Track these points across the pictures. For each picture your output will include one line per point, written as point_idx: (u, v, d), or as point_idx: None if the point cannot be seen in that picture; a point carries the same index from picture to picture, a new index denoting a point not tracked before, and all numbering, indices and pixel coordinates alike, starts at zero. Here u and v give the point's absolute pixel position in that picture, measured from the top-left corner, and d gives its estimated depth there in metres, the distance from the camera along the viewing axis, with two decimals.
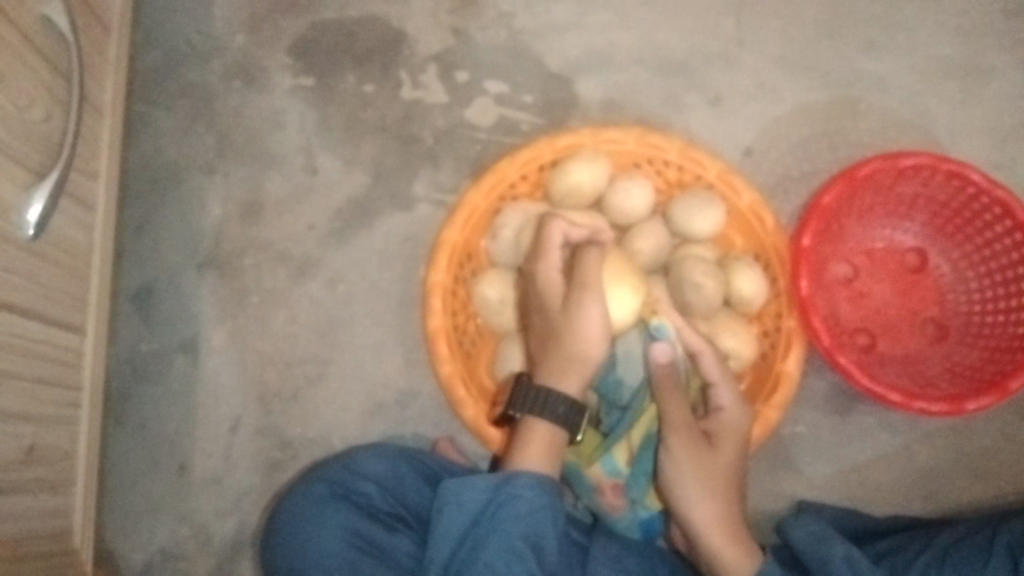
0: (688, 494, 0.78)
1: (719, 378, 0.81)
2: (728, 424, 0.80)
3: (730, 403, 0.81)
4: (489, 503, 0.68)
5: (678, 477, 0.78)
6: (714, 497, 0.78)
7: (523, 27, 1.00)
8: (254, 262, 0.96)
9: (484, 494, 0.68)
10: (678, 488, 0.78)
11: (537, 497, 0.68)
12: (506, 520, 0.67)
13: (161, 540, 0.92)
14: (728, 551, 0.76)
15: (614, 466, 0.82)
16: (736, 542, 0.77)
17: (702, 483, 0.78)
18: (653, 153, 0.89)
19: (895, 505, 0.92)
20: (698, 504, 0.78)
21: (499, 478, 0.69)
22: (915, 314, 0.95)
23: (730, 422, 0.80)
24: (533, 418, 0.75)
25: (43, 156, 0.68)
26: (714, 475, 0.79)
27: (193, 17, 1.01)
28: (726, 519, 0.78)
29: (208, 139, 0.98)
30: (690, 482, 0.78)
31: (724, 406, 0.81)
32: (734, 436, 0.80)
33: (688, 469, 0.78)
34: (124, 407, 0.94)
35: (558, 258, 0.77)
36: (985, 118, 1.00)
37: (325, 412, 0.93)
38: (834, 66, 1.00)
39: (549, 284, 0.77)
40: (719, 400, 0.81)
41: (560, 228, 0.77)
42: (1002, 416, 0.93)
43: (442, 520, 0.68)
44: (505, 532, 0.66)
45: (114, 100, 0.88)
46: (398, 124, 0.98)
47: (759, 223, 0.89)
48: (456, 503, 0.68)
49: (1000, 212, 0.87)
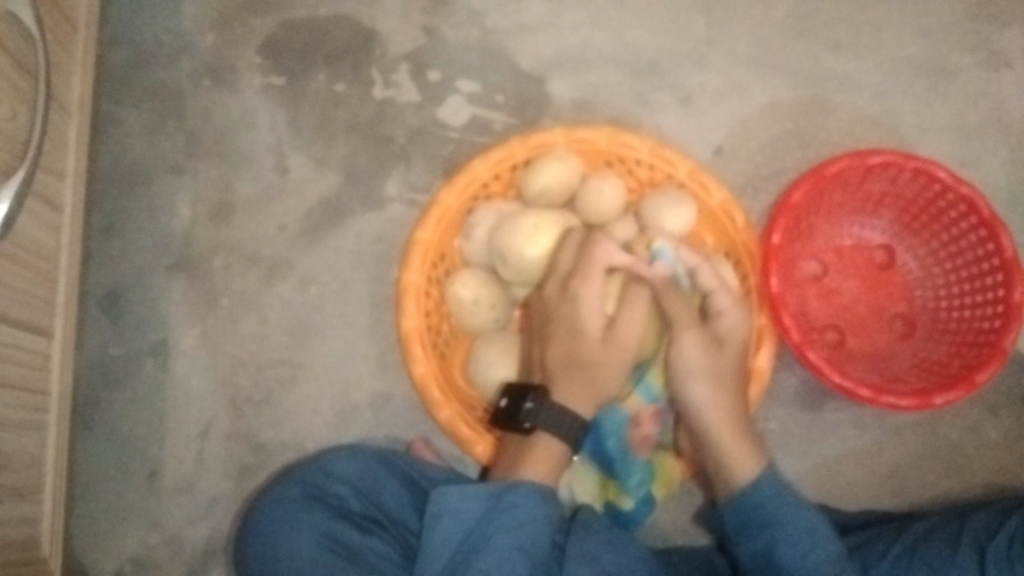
0: (694, 387, 0.80)
1: (716, 286, 0.81)
2: (730, 329, 0.82)
3: (729, 307, 0.82)
4: (488, 511, 0.68)
5: (689, 373, 0.80)
6: (720, 390, 0.80)
7: (494, 27, 1.00)
8: (224, 264, 0.95)
9: (483, 503, 0.68)
10: (688, 384, 0.80)
11: (537, 507, 0.68)
12: (501, 527, 0.67)
13: (131, 547, 0.90)
14: (737, 454, 0.79)
15: (652, 392, 0.86)
16: (747, 443, 0.79)
17: (711, 377, 0.80)
18: (626, 152, 0.90)
19: (866, 500, 0.94)
20: (705, 398, 0.80)
21: (500, 486, 0.69)
22: (883, 310, 0.96)
23: (733, 327, 0.82)
24: (546, 435, 0.75)
25: (8, 155, 0.67)
26: (720, 372, 0.81)
27: (159, 16, 0.99)
28: (732, 417, 0.80)
29: (177, 139, 0.97)
30: (701, 379, 0.80)
31: (724, 312, 0.82)
32: (736, 339, 0.82)
33: (699, 365, 0.80)
34: (92, 414, 0.92)
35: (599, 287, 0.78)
36: (949, 118, 1.02)
37: (298, 414, 0.93)
38: (802, 66, 1.02)
39: (588, 310, 0.78)
40: (718, 305, 0.82)
41: (607, 252, 0.78)
42: (969, 410, 0.95)
43: (438, 528, 0.68)
44: (498, 541, 0.66)
45: (81, 100, 0.86)
46: (370, 124, 0.98)
47: (730, 221, 0.89)
48: (454, 510, 0.68)
49: (965, 209, 0.88)
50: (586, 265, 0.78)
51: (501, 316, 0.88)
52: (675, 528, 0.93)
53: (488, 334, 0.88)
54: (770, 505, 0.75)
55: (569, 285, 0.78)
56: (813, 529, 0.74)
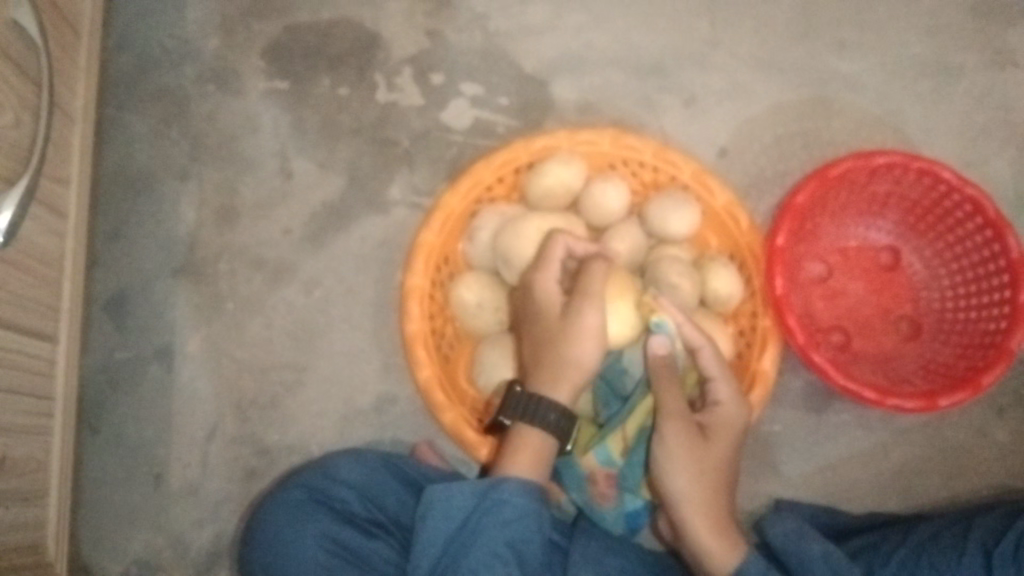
0: (676, 479, 0.75)
1: (717, 372, 0.79)
2: (724, 419, 0.79)
3: (728, 398, 0.79)
4: (476, 506, 0.67)
5: (671, 464, 0.76)
6: (704, 483, 0.76)
7: (498, 29, 1.00)
8: (229, 268, 0.95)
9: (471, 499, 0.67)
10: (669, 475, 0.76)
11: (524, 503, 0.67)
12: (491, 523, 0.66)
13: (137, 550, 0.90)
14: (714, 546, 0.75)
15: (608, 458, 0.80)
16: (724, 535, 0.75)
17: (693, 469, 0.76)
18: (630, 155, 0.90)
19: (872, 502, 0.93)
20: (688, 491, 0.75)
21: (486, 482, 0.68)
22: (889, 312, 0.96)
23: (726, 416, 0.79)
24: (524, 425, 0.73)
25: (11, 162, 0.67)
26: (705, 463, 0.76)
27: (164, 21, 1.00)
28: (714, 510, 0.76)
29: (182, 143, 0.97)
30: (684, 471, 0.75)
31: (722, 402, 0.79)
32: (727, 430, 0.79)
33: (682, 456, 0.76)
34: (98, 417, 0.92)
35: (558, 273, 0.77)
36: (954, 118, 1.02)
37: (303, 418, 0.93)
38: (807, 67, 1.01)
39: (549, 298, 0.76)
40: (716, 396, 0.80)
41: (563, 243, 0.78)
42: (975, 411, 0.94)
43: (428, 525, 0.68)
44: (489, 537, 0.66)
45: (85, 106, 0.87)
46: (373, 127, 0.98)
47: (734, 223, 0.89)
48: (442, 507, 0.68)
49: (971, 209, 0.88)
50: (544, 256, 0.77)
51: (505, 319, 0.88)
52: None
53: (492, 336, 0.88)
54: None
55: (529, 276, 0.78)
56: None
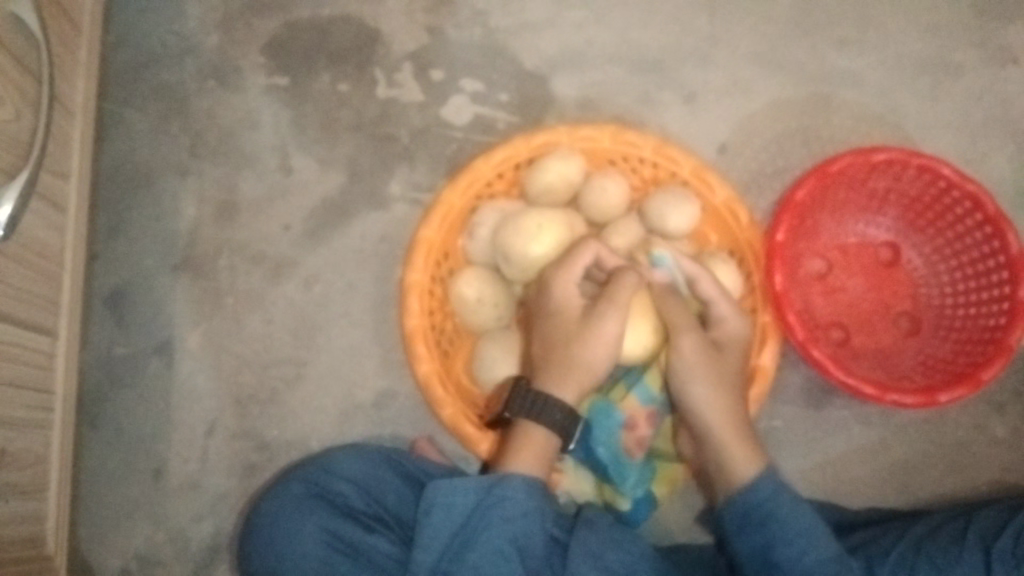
0: (695, 389, 0.78)
1: (717, 297, 0.80)
2: (729, 335, 0.81)
3: (730, 315, 0.81)
4: (480, 502, 0.67)
5: (690, 374, 0.78)
6: (722, 393, 0.77)
7: (498, 26, 1.00)
8: (229, 264, 0.95)
9: (474, 496, 0.67)
10: (690, 386, 0.78)
11: (527, 500, 0.67)
12: (493, 519, 0.66)
13: (137, 545, 0.90)
14: (737, 451, 0.75)
15: (648, 395, 0.84)
16: (745, 442, 0.76)
17: (712, 378, 0.77)
18: (630, 151, 0.90)
19: (871, 497, 0.93)
20: (708, 399, 0.77)
21: (491, 478, 0.68)
22: (888, 308, 0.96)
23: (730, 332, 0.81)
24: (528, 423, 0.73)
25: (11, 155, 0.67)
26: (722, 374, 0.78)
27: (164, 17, 1.00)
28: (733, 416, 0.77)
29: (182, 139, 0.97)
30: (703, 380, 0.77)
31: (724, 320, 0.81)
32: (735, 343, 0.81)
33: (699, 366, 0.77)
34: (98, 413, 0.92)
35: (580, 271, 0.78)
36: (954, 115, 1.02)
37: (302, 413, 0.93)
38: (807, 64, 1.01)
39: (564, 300, 0.77)
40: (718, 313, 0.81)
41: (592, 249, 0.78)
42: (975, 407, 0.95)
43: (430, 521, 0.67)
44: (492, 534, 0.66)
45: (85, 101, 0.87)
46: (373, 124, 0.98)
47: (733, 219, 0.89)
48: (444, 503, 0.67)
49: (971, 206, 0.88)
50: (568, 256, 0.78)
51: (505, 315, 0.88)
52: (680, 525, 0.93)
53: (492, 332, 0.88)
54: (772, 502, 0.71)
55: (549, 272, 0.78)
56: (818, 533, 0.70)
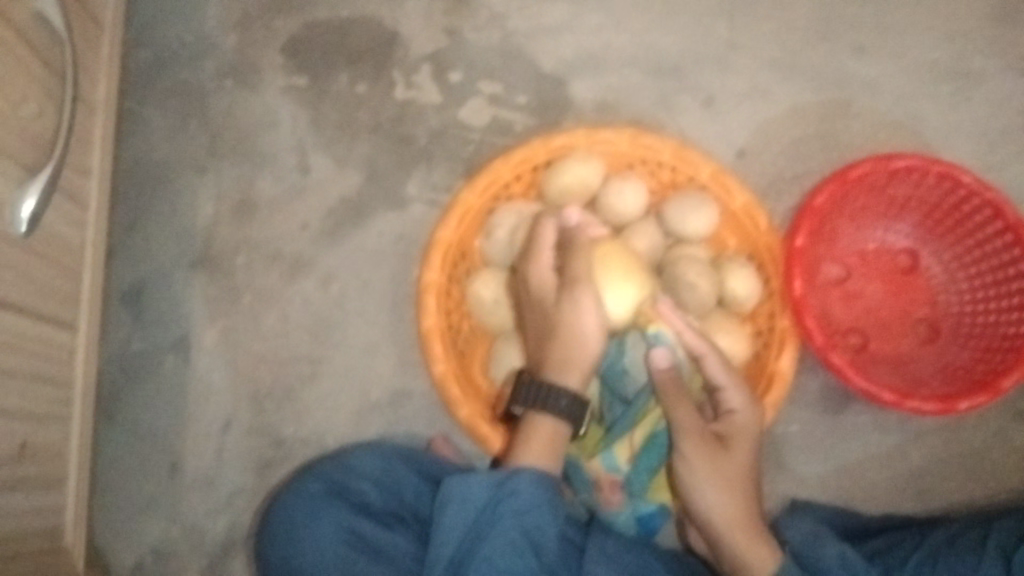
0: (707, 494, 0.77)
1: (726, 380, 0.79)
2: (739, 427, 0.79)
3: (741, 405, 0.80)
4: (494, 498, 0.67)
5: (696, 478, 0.78)
6: (734, 497, 0.78)
7: (516, 29, 1.00)
8: (246, 261, 0.95)
9: (488, 489, 0.67)
10: (696, 490, 0.78)
11: (541, 494, 0.67)
12: (507, 513, 0.66)
13: (153, 538, 0.90)
14: (751, 551, 0.76)
15: (614, 463, 0.82)
16: (761, 543, 0.76)
17: (718, 481, 0.78)
18: (648, 153, 0.90)
19: (889, 505, 0.93)
20: (718, 504, 0.77)
21: (503, 472, 0.68)
22: (906, 315, 0.96)
23: (741, 424, 0.80)
24: (535, 413, 0.74)
25: (36, 153, 0.68)
26: (732, 475, 0.78)
27: (184, 16, 1.00)
28: (746, 519, 0.77)
29: (200, 138, 0.98)
30: (709, 484, 0.77)
31: (734, 409, 0.80)
32: (745, 438, 0.79)
33: (705, 471, 0.78)
34: (114, 409, 0.92)
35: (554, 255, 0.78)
36: (972, 122, 1.01)
37: (318, 412, 0.93)
38: (825, 70, 1.01)
39: (541, 285, 0.78)
40: (729, 403, 0.80)
41: (551, 226, 0.78)
42: (994, 415, 0.94)
43: (446, 515, 0.67)
44: (505, 526, 0.65)
45: (107, 98, 0.87)
46: (392, 124, 0.98)
47: (753, 222, 0.89)
48: (460, 498, 0.67)
49: (991, 213, 0.87)
50: (535, 240, 0.78)
51: None
52: None
53: (509, 333, 0.88)
54: None
55: (524, 265, 0.79)
56: None
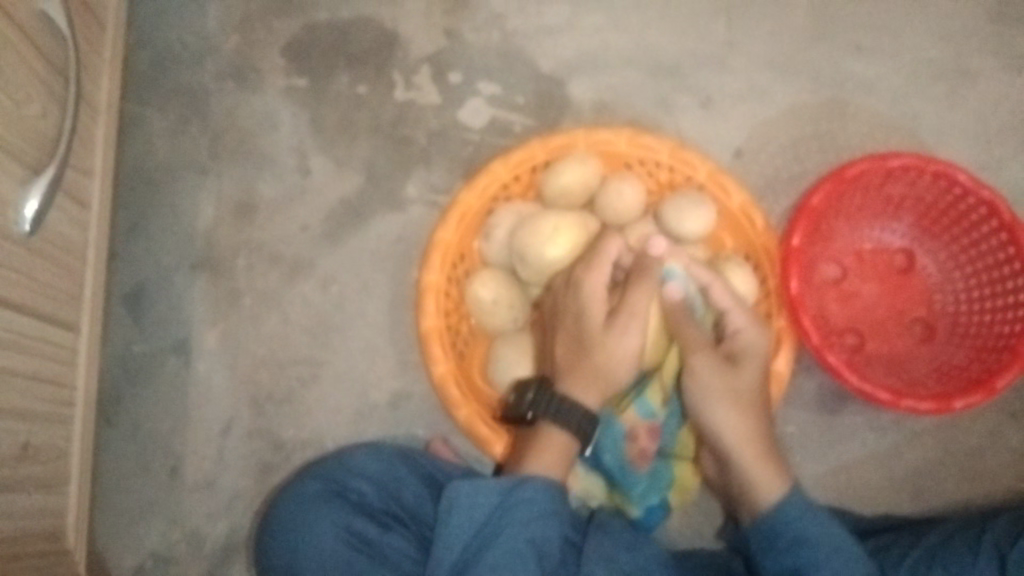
0: (717, 410, 0.78)
1: (731, 306, 0.79)
2: (748, 346, 0.79)
3: (747, 325, 0.79)
4: (501, 505, 0.67)
5: (707, 394, 0.78)
6: (744, 416, 0.78)
7: (515, 30, 1.01)
8: (247, 263, 0.96)
9: (494, 496, 0.68)
10: (707, 407, 0.79)
11: (548, 502, 0.68)
12: (514, 519, 0.67)
13: (153, 542, 0.91)
14: (759, 469, 0.77)
15: (649, 409, 0.85)
16: (768, 460, 0.77)
17: (729, 398, 0.78)
18: (646, 154, 0.90)
19: (885, 504, 0.93)
20: (727, 420, 0.78)
21: (511, 480, 0.69)
22: (903, 314, 0.96)
23: (749, 343, 0.79)
24: (550, 426, 0.73)
25: (40, 153, 0.68)
26: (742, 393, 0.78)
27: (184, 19, 1.01)
28: (756, 437, 0.78)
29: (201, 140, 0.98)
30: (720, 401, 0.78)
31: (740, 329, 0.79)
32: (753, 355, 0.79)
33: (716, 387, 0.78)
34: (116, 410, 0.93)
35: (604, 276, 0.76)
36: (969, 122, 1.02)
37: (318, 413, 0.93)
38: (823, 70, 1.02)
39: (591, 300, 0.75)
40: (734, 323, 0.80)
41: (615, 246, 0.76)
42: (990, 414, 0.95)
43: (451, 521, 0.68)
44: (511, 534, 0.66)
45: (109, 100, 0.87)
46: (391, 126, 0.98)
47: (750, 223, 0.90)
48: (466, 504, 0.68)
49: (986, 212, 0.88)
50: (596, 253, 0.76)
51: (520, 318, 0.88)
52: (693, 531, 0.93)
53: (508, 334, 0.88)
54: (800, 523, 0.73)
55: (576, 272, 0.77)
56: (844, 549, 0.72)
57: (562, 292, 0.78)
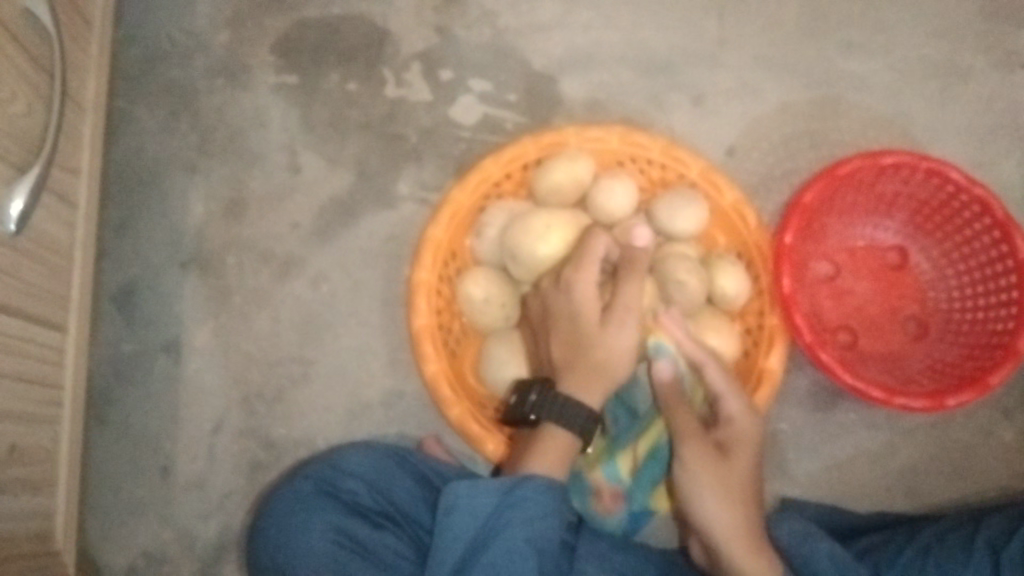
0: (706, 502, 0.75)
1: (726, 389, 0.80)
2: (739, 433, 0.79)
3: (739, 412, 0.79)
4: (501, 505, 0.67)
5: (696, 485, 0.76)
6: (733, 507, 0.75)
7: (507, 27, 1.00)
8: (237, 262, 0.95)
9: (494, 496, 0.67)
10: (696, 498, 0.76)
11: (549, 502, 0.67)
12: (513, 520, 0.66)
13: (144, 542, 0.90)
14: (750, 565, 0.73)
15: (616, 475, 0.86)
16: (759, 555, 0.73)
17: (719, 490, 0.75)
18: (638, 152, 0.90)
19: (878, 501, 0.93)
20: (716, 513, 0.75)
21: (511, 480, 0.68)
22: (896, 311, 0.96)
23: (741, 432, 0.79)
24: (553, 426, 0.73)
25: (25, 151, 0.67)
26: (731, 484, 0.76)
27: (173, 16, 1.00)
28: (746, 528, 0.74)
29: (191, 137, 0.98)
30: (710, 491, 0.76)
31: (734, 416, 0.79)
32: (744, 444, 0.78)
33: (704, 477, 0.76)
34: (105, 410, 0.92)
35: (594, 276, 0.76)
36: (962, 119, 1.02)
37: (309, 412, 0.93)
38: (816, 67, 1.01)
39: (584, 299, 0.75)
40: (727, 409, 0.80)
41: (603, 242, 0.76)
42: (982, 412, 0.95)
43: (452, 521, 0.67)
44: (511, 534, 0.65)
45: (96, 98, 0.87)
46: (382, 123, 0.98)
47: (742, 221, 0.89)
48: (466, 504, 0.67)
49: (979, 210, 0.88)
50: (585, 252, 0.76)
51: (511, 316, 0.88)
52: None
53: (500, 332, 0.88)
54: None
55: (565, 272, 0.76)
56: None
57: (552, 292, 0.78)
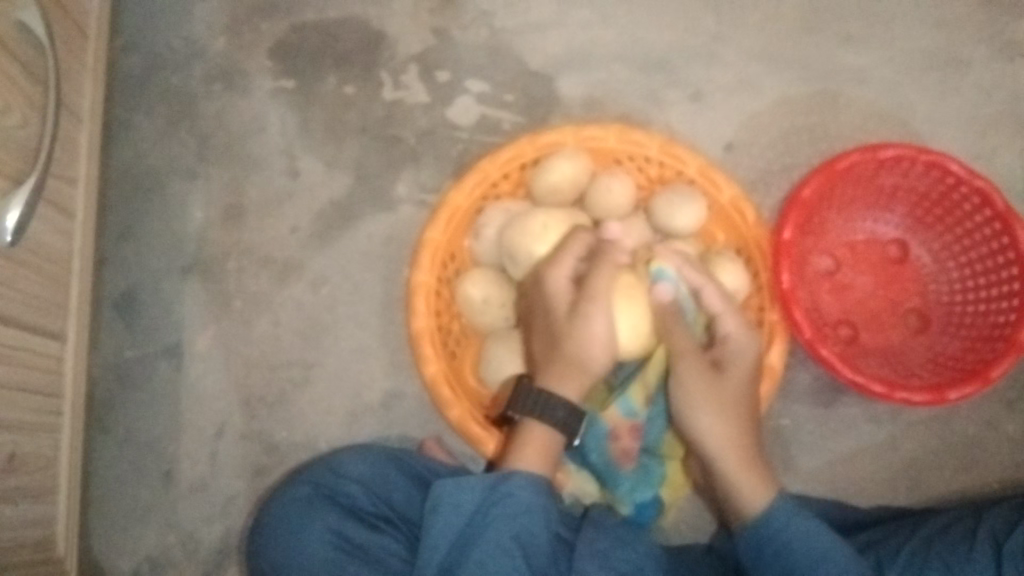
0: (701, 417, 0.78)
1: (722, 308, 0.81)
2: (736, 352, 0.81)
3: (736, 331, 0.81)
4: (487, 502, 0.67)
5: (691, 399, 0.79)
6: (728, 421, 0.78)
7: (503, 27, 1.00)
8: (237, 267, 0.96)
9: (479, 492, 0.68)
10: (691, 411, 0.79)
11: (534, 497, 0.68)
12: (499, 516, 0.66)
13: (149, 547, 0.91)
14: (745, 479, 0.76)
15: (631, 407, 0.85)
16: (752, 469, 0.76)
17: (715, 405, 0.78)
18: (635, 150, 0.90)
19: (882, 497, 0.93)
20: (711, 427, 0.78)
21: (496, 476, 0.69)
22: (897, 305, 0.95)
23: (738, 348, 0.81)
24: (531, 420, 0.74)
25: (19, 163, 0.68)
26: (726, 398, 0.78)
27: (171, 22, 1.00)
28: (740, 443, 0.78)
29: (189, 143, 0.98)
30: (704, 405, 0.78)
31: (730, 336, 0.81)
32: (740, 362, 0.80)
33: (700, 393, 0.78)
34: (109, 415, 0.93)
35: (570, 267, 0.77)
36: (962, 110, 1.01)
37: (311, 415, 0.93)
38: (814, 61, 1.01)
39: (555, 292, 0.77)
40: (725, 329, 0.81)
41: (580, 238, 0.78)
42: (985, 404, 0.94)
43: (438, 520, 0.67)
44: (497, 530, 0.66)
45: (92, 107, 0.87)
46: (379, 126, 0.98)
47: (741, 218, 0.89)
48: (451, 503, 0.67)
49: (979, 202, 0.87)
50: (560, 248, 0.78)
51: (511, 316, 0.88)
52: (689, 526, 0.93)
53: (499, 332, 0.88)
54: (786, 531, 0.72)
55: (541, 268, 0.78)
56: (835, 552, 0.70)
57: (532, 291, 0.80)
